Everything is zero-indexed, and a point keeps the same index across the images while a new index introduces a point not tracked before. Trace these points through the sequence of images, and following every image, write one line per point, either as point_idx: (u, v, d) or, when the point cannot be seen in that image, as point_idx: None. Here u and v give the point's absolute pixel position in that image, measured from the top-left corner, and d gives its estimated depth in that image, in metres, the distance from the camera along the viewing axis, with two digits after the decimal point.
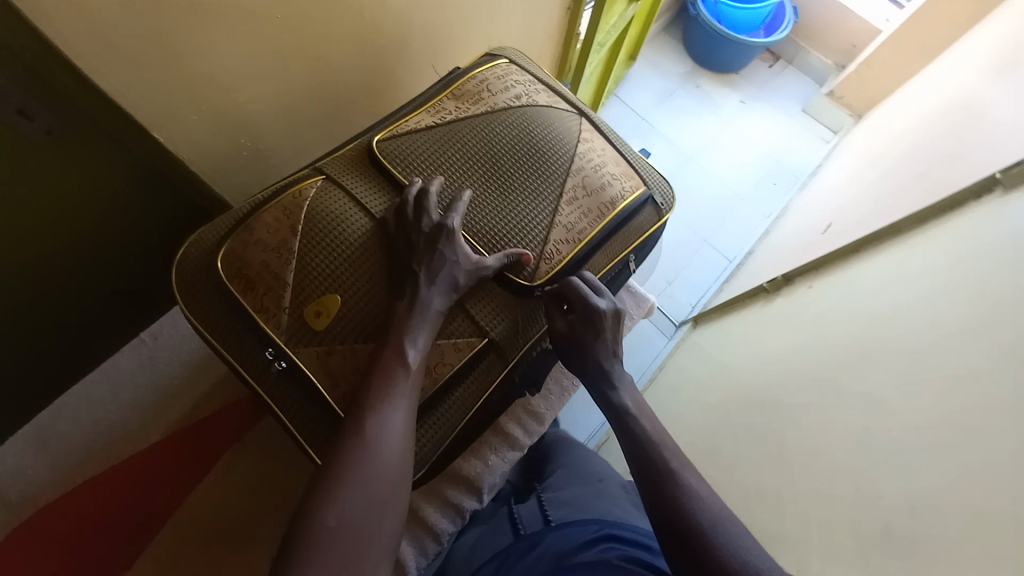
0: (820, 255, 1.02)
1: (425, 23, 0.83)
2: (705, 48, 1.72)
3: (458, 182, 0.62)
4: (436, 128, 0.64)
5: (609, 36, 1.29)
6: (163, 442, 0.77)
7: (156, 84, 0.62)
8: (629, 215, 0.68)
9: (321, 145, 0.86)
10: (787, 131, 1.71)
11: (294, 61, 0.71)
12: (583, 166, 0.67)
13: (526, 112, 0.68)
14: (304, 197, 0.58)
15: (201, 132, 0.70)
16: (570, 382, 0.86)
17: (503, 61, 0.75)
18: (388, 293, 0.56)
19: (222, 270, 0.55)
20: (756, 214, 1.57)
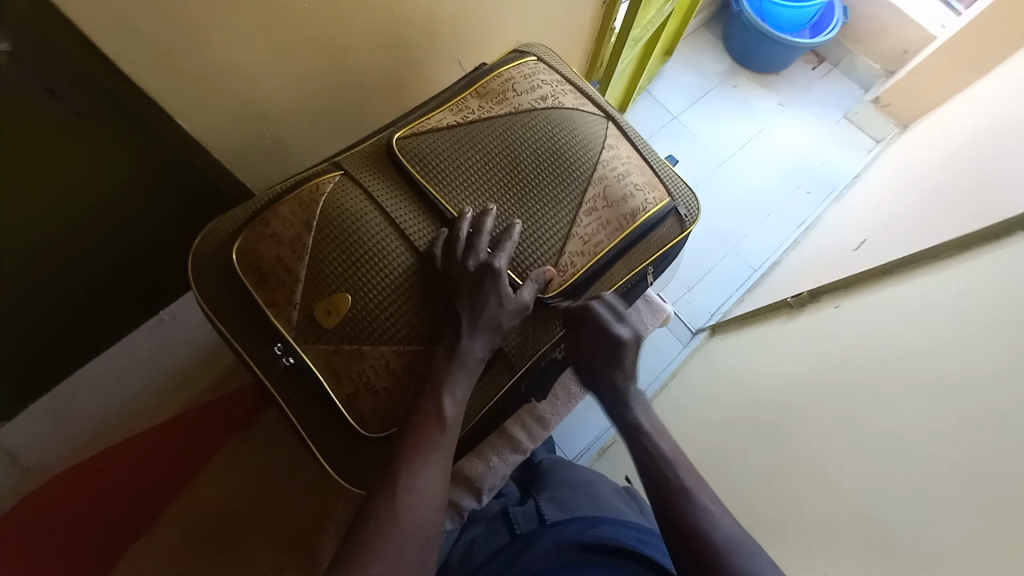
0: (850, 274, 0.97)
1: (454, 14, 0.81)
2: (746, 47, 1.65)
3: (485, 199, 0.60)
4: (457, 127, 0.63)
5: (644, 32, 1.25)
6: (176, 417, 0.81)
7: (182, 73, 0.62)
8: (650, 227, 0.65)
9: (343, 135, 0.86)
10: (826, 138, 1.64)
11: (319, 50, 0.70)
12: (605, 173, 0.65)
13: (551, 114, 0.66)
14: (321, 192, 0.57)
15: (225, 119, 0.70)
16: (578, 390, 0.85)
17: (531, 58, 0.73)
18: (424, 321, 0.55)
19: (236, 261, 0.56)
20: (785, 223, 1.51)
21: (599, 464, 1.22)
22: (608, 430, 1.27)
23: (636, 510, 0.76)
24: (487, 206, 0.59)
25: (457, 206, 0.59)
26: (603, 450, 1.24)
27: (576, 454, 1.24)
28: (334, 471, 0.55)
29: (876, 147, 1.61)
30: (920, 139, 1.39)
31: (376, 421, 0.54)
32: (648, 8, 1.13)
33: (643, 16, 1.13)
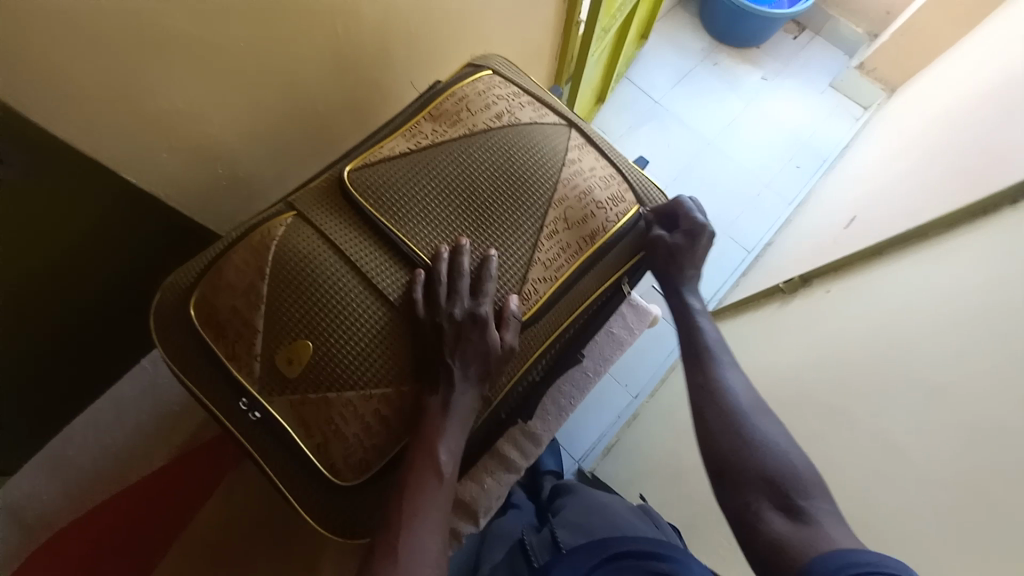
0: (843, 255, 0.94)
1: (407, 28, 0.79)
2: (725, 23, 1.61)
3: (452, 229, 0.58)
4: (410, 154, 0.61)
5: (614, 21, 1.21)
6: (167, 467, 0.79)
7: (121, 130, 0.60)
8: (617, 240, 0.64)
9: (308, 161, 0.84)
10: (814, 108, 1.60)
11: (264, 85, 0.68)
12: (567, 189, 0.63)
13: (507, 132, 0.64)
14: (273, 237, 0.56)
15: (176, 167, 0.69)
16: (568, 401, 0.83)
17: (487, 72, 0.71)
18: (399, 364, 0.53)
19: (195, 316, 0.54)
20: (776, 202, 1.48)
21: (604, 463, 1.21)
22: (611, 429, 1.26)
23: (653, 525, 0.70)
24: (449, 239, 0.57)
25: (421, 243, 0.57)
26: (607, 449, 1.23)
27: (581, 456, 1.23)
28: (311, 522, 0.53)
29: (864, 115, 1.57)
30: (910, 103, 1.35)
31: (348, 469, 0.52)
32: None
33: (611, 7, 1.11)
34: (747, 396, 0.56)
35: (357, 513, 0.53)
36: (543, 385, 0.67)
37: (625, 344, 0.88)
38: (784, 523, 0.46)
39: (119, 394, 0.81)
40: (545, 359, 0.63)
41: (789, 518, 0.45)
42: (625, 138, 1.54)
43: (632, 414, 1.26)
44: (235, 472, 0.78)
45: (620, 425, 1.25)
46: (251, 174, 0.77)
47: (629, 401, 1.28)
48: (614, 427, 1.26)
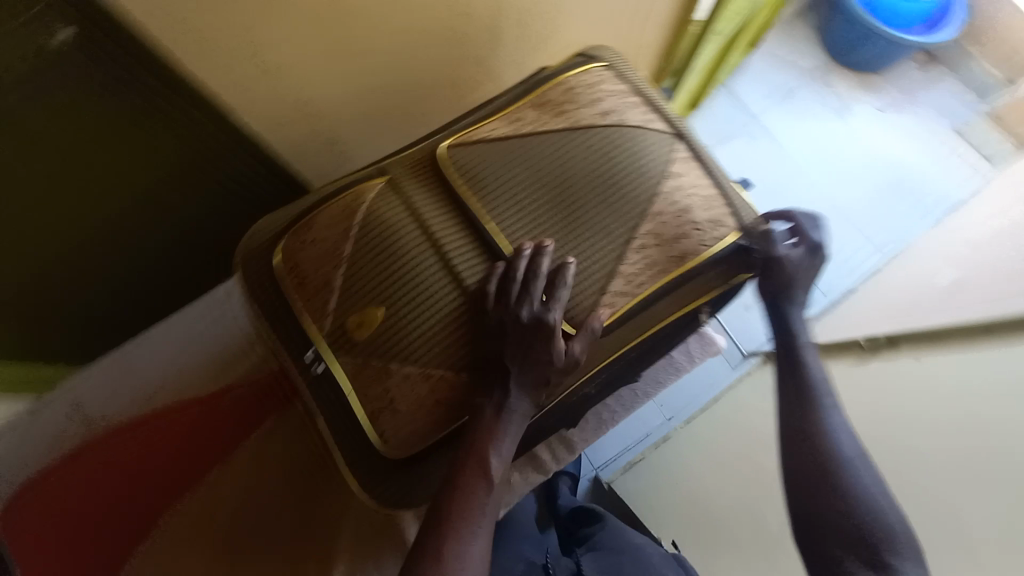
0: (932, 322, 0.83)
1: (519, 10, 0.76)
2: (845, 43, 1.46)
3: (537, 225, 0.56)
4: (509, 139, 0.59)
5: (729, 27, 1.12)
6: (215, 399, 0.81)
7: (234, 73, 0.63)
8: (706, 268, 0.60)
9: (399, 130, 0.85)
10: (930, 152, 1.44)
11: (373, 52, 0.68)
12: (663, 206, 0.60)
13: (612, 132, 0.61)
14: (363, 199, 0.56)
15: (279, 115, 0.71)
16: (610, 416, 0.82)
17: (598, 64, 0.67)
18: (463, 351, 0.53)
19: (278, 264, 0.56)
20: (864, 248, 1.36)
21: (624, 478, 1.18)
22: (637, 446, 1.21)
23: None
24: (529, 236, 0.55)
25: (505, 234, 0.55)
26: (628, 466, 1.20)
27: (601, 465, 1.24)
28: (354, 483, 0.55)
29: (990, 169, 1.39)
30: None
31: (396, 442, 0.53)
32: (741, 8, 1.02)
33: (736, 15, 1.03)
34: (847, 436, 0.55)
35: (399, 484, 0.54)
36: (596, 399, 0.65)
37: (682, 371, 0.85)
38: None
39: (188, 318, 0.86)
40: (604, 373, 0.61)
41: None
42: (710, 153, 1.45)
43: (662, 436, 1.19)
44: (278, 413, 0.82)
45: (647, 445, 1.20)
46: (346, 134, 0.79)
47: (661, 422, 1.22)
48: (640, 445, 1.21)
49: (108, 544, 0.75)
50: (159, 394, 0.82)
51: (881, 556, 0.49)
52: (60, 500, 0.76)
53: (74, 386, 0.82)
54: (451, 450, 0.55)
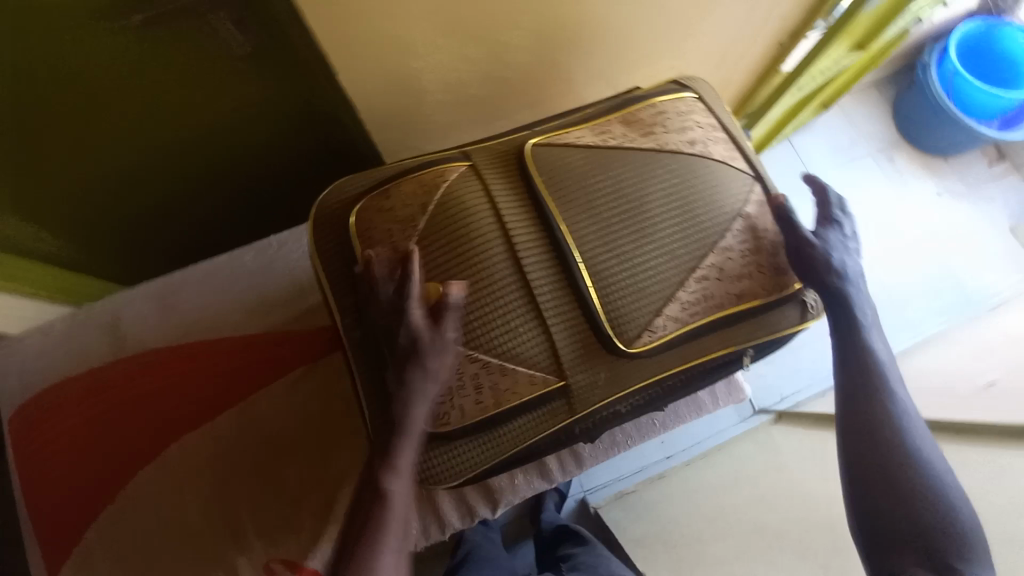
0: (966, 416, 0.81)
1: (620, 29, 0.77)
2: (918, 118, 1.39)
3: (576, 236, 0.56)
4: (593, 148, 0.60)
5: (813, 83, 1.06)
6: (248, 340, 0.87)
7: (346, 45, 0.63)
8: (758, 310, 0.61)
9: (474, 124, 0.86)
10: (982, 247, 1.39)
11: (477, 46, 0.70)
12: (730, 242, 0.60)
13: (694, 162, 0.62)
14: (444, 179, 0.58)
15: (378, 94, 0.72)
16: (624, 439, 0.82)
17: (690, 95, 0.68)
18: (512, 342, 0.54)
19: (353, 224, 0.58)
20: (906, 329, 1.30)
21: (612, 506, 1.17)
22: (630, 477, 1.18)
23: None
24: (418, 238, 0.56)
25: (553, 241, 0.56)
26: (619, 495, 1.17)
27: (590, 488, 1.20)
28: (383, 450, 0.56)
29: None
30: None
31: (429, 416, 0.54)
32: (833, 69, 1.04)
33: (825, 76, 1.05)
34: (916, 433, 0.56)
35: (420, 458, 0.55)
36: (625, 418, 0.65)
37: (703, 410, 0.84)
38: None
39: (238, 258, 0.90)
40: (638, 395, 0.60)
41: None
42: None
43: (658, 473, 1.17)
44: (307, 368, 0.85)
45: (642, 478, 1.17)
46: (427, 118, 0.80)
47: (658, 459, 1.18)
48: (634, 476, 1.18)
49: (132, 450, 0.82)
50: (201, 326, 0.87)
51: (945, 559, 0.50)
52: (96, 403, 0.84)
53: (123, 302, 0.89)
54: (481, 436, 0.55)
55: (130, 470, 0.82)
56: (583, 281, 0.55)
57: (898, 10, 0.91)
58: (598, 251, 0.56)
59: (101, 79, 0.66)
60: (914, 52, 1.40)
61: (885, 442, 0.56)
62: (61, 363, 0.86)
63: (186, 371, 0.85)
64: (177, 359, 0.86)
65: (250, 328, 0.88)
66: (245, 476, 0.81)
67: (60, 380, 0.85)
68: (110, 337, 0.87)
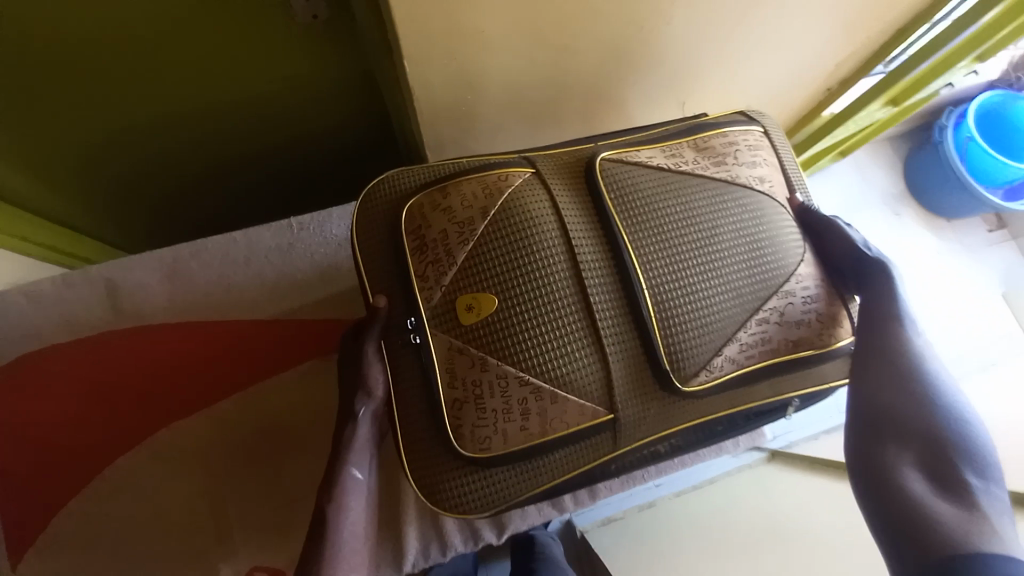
0: None
1: (693, 53, 0.75)
2: (922, 180, 1.33)
3: (640, 262, 0.53)
4: (665, 172, 0.57)
5: (844, 132, 1.02)
6: (260, 323, 0.81)
7: (426, 38, 0.59)
8: (814, 361, 0.58)
9: (522, 126, 0.82)
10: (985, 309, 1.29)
11: (548, 50, 0.67)
12: (794, 287, 0.58)
13: (763, 200, 0.59)
14: (508, 184, 0.54)
15: (438, 89, 0.68)
16: (639, 475, 0.79)
17: (758, 129, 0.66)
18: (567, 368, 0.50)
19: (405, 220, 0.54)
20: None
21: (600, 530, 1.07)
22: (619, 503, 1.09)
23: None
24: (422, 248, 0.53)
25: (616, 264, 0.53)
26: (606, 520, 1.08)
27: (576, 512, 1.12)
28: (409, 470, 0.52)
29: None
30: None
31: (469, 440, 0.50)
32: (867, 120, 1.00)
33: (859, 127, 1.01)
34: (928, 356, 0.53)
35: (450, 485, 0.51)
36: (662, 457, 0.62)
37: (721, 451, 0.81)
38: (947, 511, 0.47)
39: (258, 237, 0.83)
40: (681, 435, 0.57)
41: (953, 511, 0.47)
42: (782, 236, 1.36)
43: (648, 500, 1.07)
44: (314, 363, 0.80)
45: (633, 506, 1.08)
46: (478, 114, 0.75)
47: (648, 487, 1.09)
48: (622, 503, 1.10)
49: (120, 432, 0.76)
50: (212, 304, 0.81)
51: (947, 470, 0.49)
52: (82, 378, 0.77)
53: (120, 269, 0.81)
54: (520, 466, 0.51)
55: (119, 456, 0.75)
56: (645, 310, 0.52)
57: (947, 68, 0.86)
58: (664, 280, 0.53)
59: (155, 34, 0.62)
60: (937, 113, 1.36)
61: (907, 390, 0.52)
62: (54, 326, 0.79)
63: (186, 353, 0.79)
64: (178, 340, 0.80)
65: (257, 314, 0.82)
66: (241, 471, 0.75)
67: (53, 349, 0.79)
68: (107, 304, 0.80)
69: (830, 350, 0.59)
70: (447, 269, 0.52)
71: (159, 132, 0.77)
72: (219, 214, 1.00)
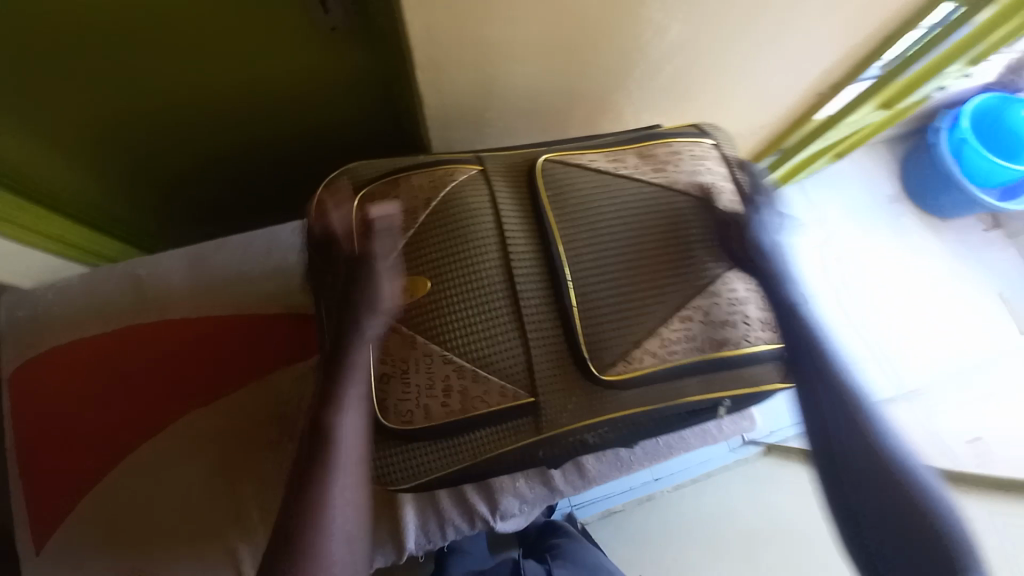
0: None
1: (687, 64, 0.76)
2: (919, 182, 1.34)
3: (567, 258, 0.57)
4: (604, 174, 0.61)
5: (836, 134, 1.04)
6: (258, 316, 0.85)
7: (434, 50, 0.61)
8: (741, 361, 0.60)
9: (527, 133, 0.83)
10: (978, 309, 1.31)
11: (554, 60, 0.69)
12: (721, 288, 0.61)
13: (699, 207, 0.62)
14: (453, 178, 0.59)
15: (453, 99, 0.71)
16: (629, 458, 0.82)
17: (708, 141, 0.69)
18: (489, 349, 0.55)
19: (354, 209, 0.58)
20: (888, 379, 1.23)
21: (600, 524, 1.09)
22: (619, 496, 1.09)
23: None
24: (368, 232, 0.57)
25: (547, 256, 0.57)
26: (607, 513, 1.09)
27: (576, 504, 1.08)
28: None
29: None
30: None
31: (393, 412, 0.55)
32: (859, 123, 1.03)
33: (850, 130, 1.04)
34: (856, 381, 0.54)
35: (376, 455, 0.55)
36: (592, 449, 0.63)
37: (711, 438, 0.84)
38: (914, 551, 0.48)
39: (276, 233, 0.90)
40: (610, 427, 0.59)
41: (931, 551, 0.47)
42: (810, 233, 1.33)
43: (646, 495, 1.08)
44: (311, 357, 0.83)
45: (631, 498, 1.08)
46: (488, 120, 0.77)
47: (646, 481, 1.09)
48: (623, 495, 1.08)
49: (120, 419, 0.79)
50: (220, 297, 0.85)
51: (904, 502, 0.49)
52: (91, 367, 0.81)
53: (148, 264, 0.86)
54: (441, 439, 0.55)
55: (114, 444, 0.78)
56: (569, 302, 0.56)
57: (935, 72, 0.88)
58: (589, 275, 0.57)
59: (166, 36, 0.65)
60: (931, 116, 1.36)
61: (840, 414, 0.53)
62: (63, 310, 0.83)
63: (187, 345, 0.82)
64: (182, 332, 0.83)
65: (252, 301, 0.85)
66: (232, 448, 0.78)
67: (65, 338, 0.82)
68: (129, 294, 0.84)
69: (757, 351, 0.60)
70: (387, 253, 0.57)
71: (165, 123, 0.80)
72: (230, 207, 1.04)
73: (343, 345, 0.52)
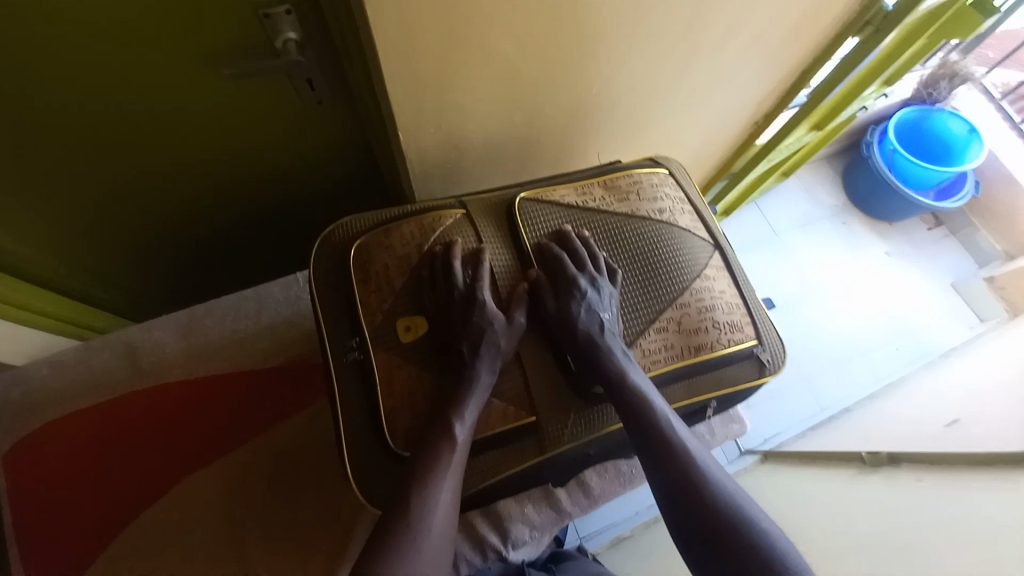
0: (935, 449, 0.83)
1: (637, 105, 0.85)
2: (860, 189, 1.48)
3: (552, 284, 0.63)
4: (574, 209, 0.69)
5: (779, 155, 1.16)
6: (255, 372, 0.87)
7: (411, 111, 0.68)
8: (716, 364, 0.67)
9: (501, 176, 0.91)
10: (931, 299, 1.43)
11: (519, 111, 0.76)
12: (689, 299, 0.67)
13: (662, 229, 0.70)
14: (441, 223, 0.65)
15: (430, 152, 0.77)
16: (630, 471, 0.86)
17: (663, 170, 0.77)
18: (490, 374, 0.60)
19: (352, 258, 0.63)
20: (863, 372, 1.32)
21: (609, 553, 1.08)
22: (626, 522, 1.13)
23: None
24: (367, 278, 0.62)
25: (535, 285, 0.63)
26: (616, 540, 1.11)
27: (585, 535, 1.12)
28: (354, 482, 0.57)
29: (979, 325, 1.38)
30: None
31: (403, 440, 0.58)
32: (797, 144, 1.14)
33: (790, 150, 1.15)
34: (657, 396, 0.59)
35: (387, 489, 0.57)
36: (593, 461, 0.67)
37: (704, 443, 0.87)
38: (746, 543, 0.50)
39: (266, 292, 0.91)
40: (605, 438, 0.64)
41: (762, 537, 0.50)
42: (770, 244, 1.44)
43: (653, 517, 1.12)
44: (311, 406, 0.84)
45: (639, 522, 1.12)
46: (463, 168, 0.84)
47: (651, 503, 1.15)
48: (630, 522, 1.13)
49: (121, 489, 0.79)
50: (216, 356, 0.87)
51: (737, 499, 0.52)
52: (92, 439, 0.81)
53: (141, 332, 0.87)
54: None
55: (113, 518, 0.77)
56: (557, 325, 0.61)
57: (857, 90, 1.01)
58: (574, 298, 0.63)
59: (156, 115, 0.70)
60: (859, 132, 1.52)
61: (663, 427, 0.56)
62: (58, 385, 0.83)
63: (187, 407, 0.83)
64: (182, 395, 0.84)
65: (249, 358, 0.87)
66: (236, 507, 0.77)
67: (60, 414, 0.82)
68: (125, 364, 0.85)
69: (729, 354, 0.67)
70: (387, 295, 0.61)
71: (157, 194, 0.85)
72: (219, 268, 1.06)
73: (455, 383, 0.57)
